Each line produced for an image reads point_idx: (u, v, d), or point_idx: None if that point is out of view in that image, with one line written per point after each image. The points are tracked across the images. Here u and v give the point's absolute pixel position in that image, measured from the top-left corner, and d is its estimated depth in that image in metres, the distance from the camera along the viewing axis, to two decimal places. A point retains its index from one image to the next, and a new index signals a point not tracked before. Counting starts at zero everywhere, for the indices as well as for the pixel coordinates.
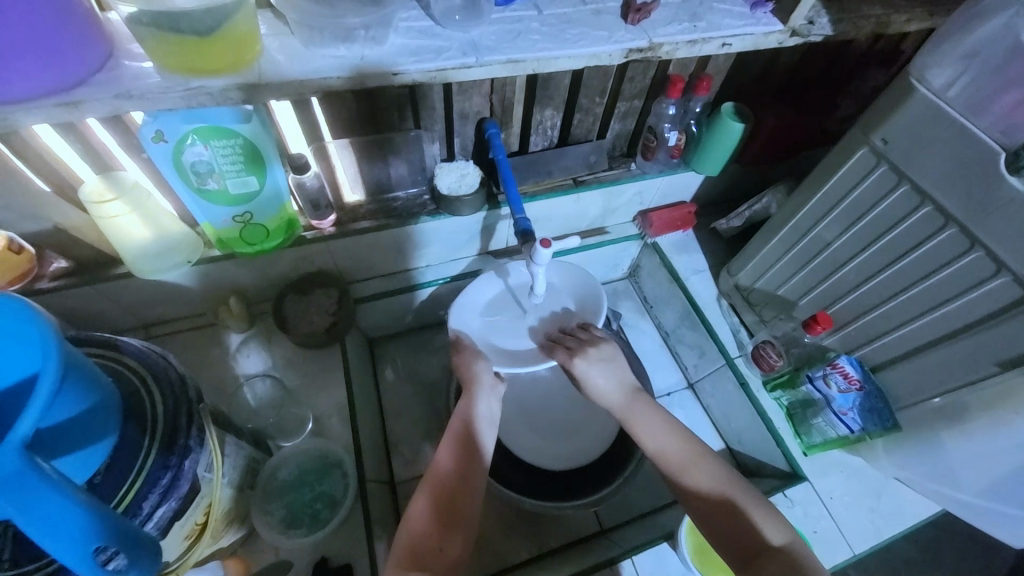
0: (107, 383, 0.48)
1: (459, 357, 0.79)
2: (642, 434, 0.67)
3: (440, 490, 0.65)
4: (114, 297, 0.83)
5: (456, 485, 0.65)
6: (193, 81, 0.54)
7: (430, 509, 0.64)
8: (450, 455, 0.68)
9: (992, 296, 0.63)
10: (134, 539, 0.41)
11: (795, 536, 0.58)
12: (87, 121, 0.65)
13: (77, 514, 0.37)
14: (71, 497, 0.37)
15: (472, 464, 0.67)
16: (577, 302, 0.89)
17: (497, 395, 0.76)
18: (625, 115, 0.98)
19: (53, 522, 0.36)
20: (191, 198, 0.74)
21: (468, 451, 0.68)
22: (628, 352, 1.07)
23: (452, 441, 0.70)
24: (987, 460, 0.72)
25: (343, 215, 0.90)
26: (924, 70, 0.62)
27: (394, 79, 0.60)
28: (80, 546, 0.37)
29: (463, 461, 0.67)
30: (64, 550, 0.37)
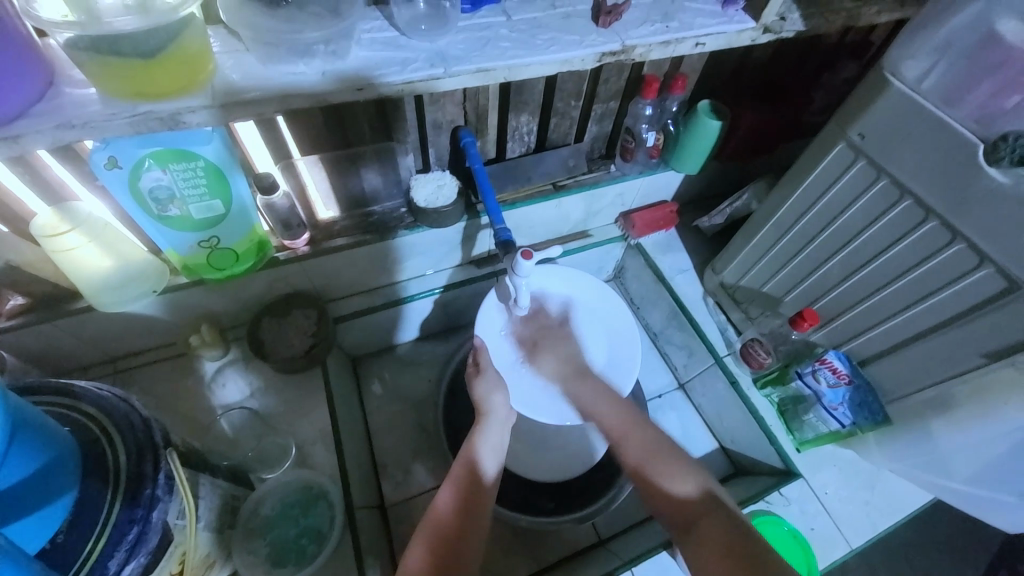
0: (63, 436, 0.45)
1: (480, 383, 0.77)
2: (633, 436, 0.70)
3: (440, 542, 0.63)
4: (77, 332, 0.78)
5: (458, 534, 0.64)
6: (139, 107, 0.51)
7: (427, 560, 0.61)
8: (450, 500, 0.67)
9: (974, 288, 0.63)
10: None
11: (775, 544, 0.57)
12: (36, 152, 0.61)
13: None
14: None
15: (475, 514, 0.66)
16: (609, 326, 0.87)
17: (506, 428, 0.76)
18: (602, 117, 0.97)
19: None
20: (152, 225, 0.70)
21: (469, 499, 0.67)
22: None
23: (456, 485, 0.68)
24: (977, 449, 0.72)
25: (317, 233, 0.87)
26: (898, 63, 0.62)
27: (360, 94, 0.58)
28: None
29: (464, 508, 0.66)
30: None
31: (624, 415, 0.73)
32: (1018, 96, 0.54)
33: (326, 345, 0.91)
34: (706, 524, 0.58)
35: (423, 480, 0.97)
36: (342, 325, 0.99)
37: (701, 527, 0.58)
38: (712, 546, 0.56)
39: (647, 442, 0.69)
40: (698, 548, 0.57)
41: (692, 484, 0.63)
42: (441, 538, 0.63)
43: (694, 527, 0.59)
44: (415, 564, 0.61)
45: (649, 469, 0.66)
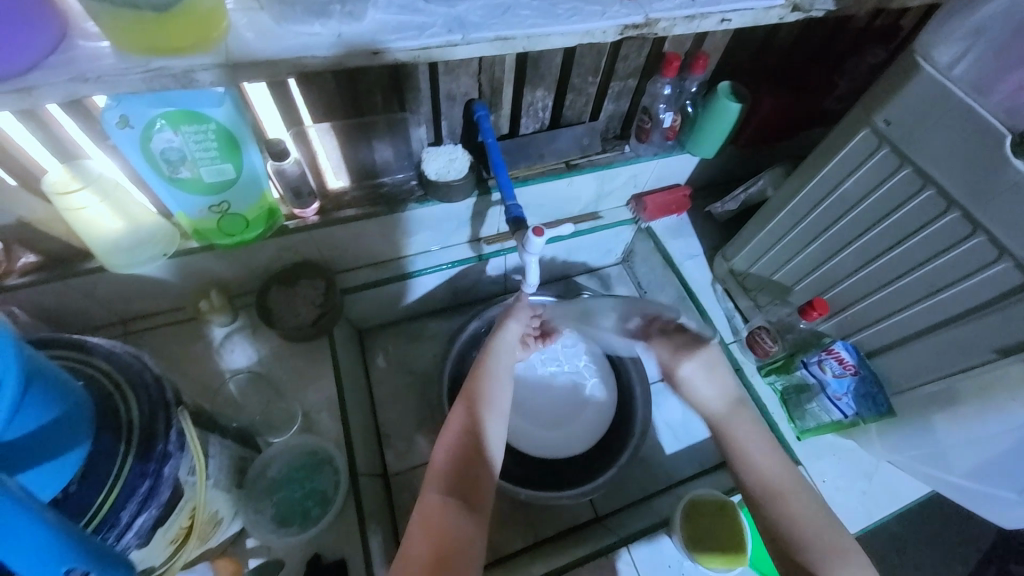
0: (77, 392, 0.45)
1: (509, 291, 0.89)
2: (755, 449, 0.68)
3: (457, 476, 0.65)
4: (88, 292, 0.79)
5: (466, 471, 0.66)
6: (152, 62, 0.50)
7: (443, 496, 0.63)
8: (449, 448, 0.68)
9: (989, 282, 0.62)
10: (101, 552, 0.39)
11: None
12: (45, 106, 0.61)
13: (44, 534, 0.35)
14: (42, 519, 0.35)
15: (478, 448, 0.68)
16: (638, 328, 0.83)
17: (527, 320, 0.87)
18: (619, 95, 0.95)
19: (19, 545, 0.34)
20: (164, 187, 0.70)
21: (475, 437, 0.68)
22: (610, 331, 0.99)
23: (461, 422, 0.70)
24: (980, 445, 0.72)
25: (326, 203, 0.87)
26: (929, 47, 0.60)
27: (376, 59, 0.56)
28: (52, 565, 0.35)
29: (466, 451, 0.67)
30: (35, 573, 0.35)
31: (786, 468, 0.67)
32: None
33: (333, 316, 0.91)
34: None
35: (425, 451, 0.99)
36: (350, 297, 0.99)
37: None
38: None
39: (814, 517, 0.63)
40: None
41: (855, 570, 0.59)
42: (451, 477, 0.65)
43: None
44: (432, 498, 0.63)
45: (806, 533, 0.62)
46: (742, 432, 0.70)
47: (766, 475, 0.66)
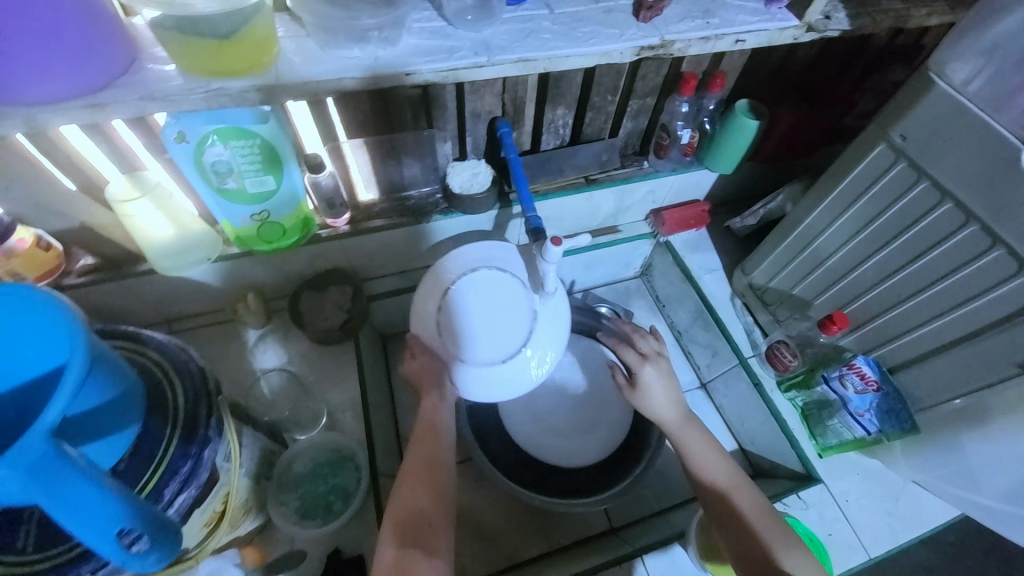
0: (131, 377, 0.50)
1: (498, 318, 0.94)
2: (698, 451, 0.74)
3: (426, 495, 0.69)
4: (137, 293, 0.85)
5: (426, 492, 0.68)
6: (211, 83, 0.56)
7: (397, 547, 0.62)
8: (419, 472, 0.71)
9: (1012, 295, 0.61)
10: (155, 522, 0.43)
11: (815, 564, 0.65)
12: (112, 122, 0.67)
13: (103, 499, 0.38)
14: (100, 484, 0.39)
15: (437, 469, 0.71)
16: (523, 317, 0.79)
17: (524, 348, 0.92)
18: (637, 113, 0.98)
19: (81, 506, 0.37)
20: (212, 196, 0.76)
21: (435, 469, 0.71)
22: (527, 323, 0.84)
23: (421, 454, 0.73)
24: (1013, 467, 0.70)
25: (357, 213, 0.92)
26: (944, 64, 0.61)
27: (407, 79, 0.61)
28: (107, 527, 0.39)
29: (425, 478, 0.70)
30: (91, 533, 0.38)
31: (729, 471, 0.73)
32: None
33: (359, 321, 0.95)
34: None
35: None
36: (375, 304, 1.03)
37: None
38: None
39: (757, 513, 0.68)
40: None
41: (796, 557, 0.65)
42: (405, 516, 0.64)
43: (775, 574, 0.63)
44: (387, 553, 0.61)
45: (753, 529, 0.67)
46: (691, 438, 0.75)
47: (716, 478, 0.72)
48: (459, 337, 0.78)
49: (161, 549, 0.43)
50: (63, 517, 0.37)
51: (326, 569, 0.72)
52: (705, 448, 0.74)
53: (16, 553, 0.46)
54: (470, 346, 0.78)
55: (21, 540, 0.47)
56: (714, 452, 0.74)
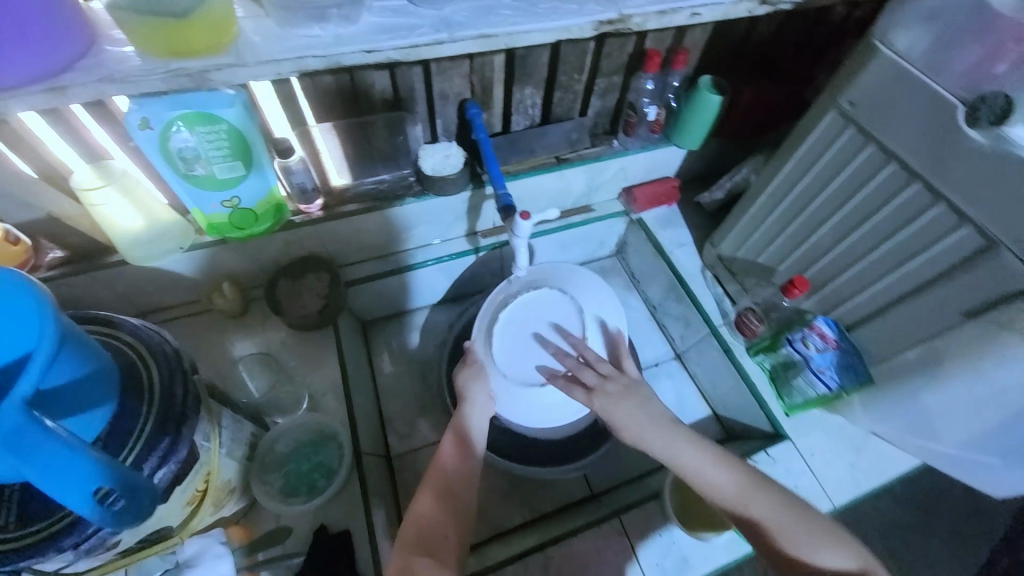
0: (104, 357, 0.50)
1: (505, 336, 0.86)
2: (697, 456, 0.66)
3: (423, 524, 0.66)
4: (110, 285, 0.85)
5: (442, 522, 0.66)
6: (171, 64, 0.56)
7: (409, 558, 0.62)
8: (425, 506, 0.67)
9: (954, 248, 0.65)
10: (134, 488, 0.45)
11: (850, 549, 0.60)
12: (69, 106, 0.66)
13: (81, 461, 0.40)
14: (77, 448, 0.40)
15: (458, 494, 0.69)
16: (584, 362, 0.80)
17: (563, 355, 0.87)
18: (605, 92, 1.00)
19: (57, 467, 0.39)
20: (180, 183, 0.76)
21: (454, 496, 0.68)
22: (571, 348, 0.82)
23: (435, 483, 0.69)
24: (965, 413, 0.75)
25: (330, 199, 0.93)
26: (886, 31, 0.64)
27: (369, 57, 0.62)
28: (82, 486, 0.40)
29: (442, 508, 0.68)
30: (70, 492, 0.40)
31: (745, 479, 0.64)
32: (1004, 61, 0.56)
33: (337, 307, 0.96)
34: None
35: (427, 435, 1.04)
36: (355, 290, 1.04)
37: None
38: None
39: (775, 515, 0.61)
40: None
41: (834, 552, 0.60)
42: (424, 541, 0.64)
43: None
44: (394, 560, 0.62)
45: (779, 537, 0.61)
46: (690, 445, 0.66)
47: (725, 483, 0.64)
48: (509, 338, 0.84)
49: (136, 502, 0.45)
50: (39, 477, 0.38)
51: (312, 544, 0.74)
52: (710, 456, 0.66)
53: None
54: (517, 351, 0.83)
55: (0, 520, 0.47)
56: (721, 458, 0.66)
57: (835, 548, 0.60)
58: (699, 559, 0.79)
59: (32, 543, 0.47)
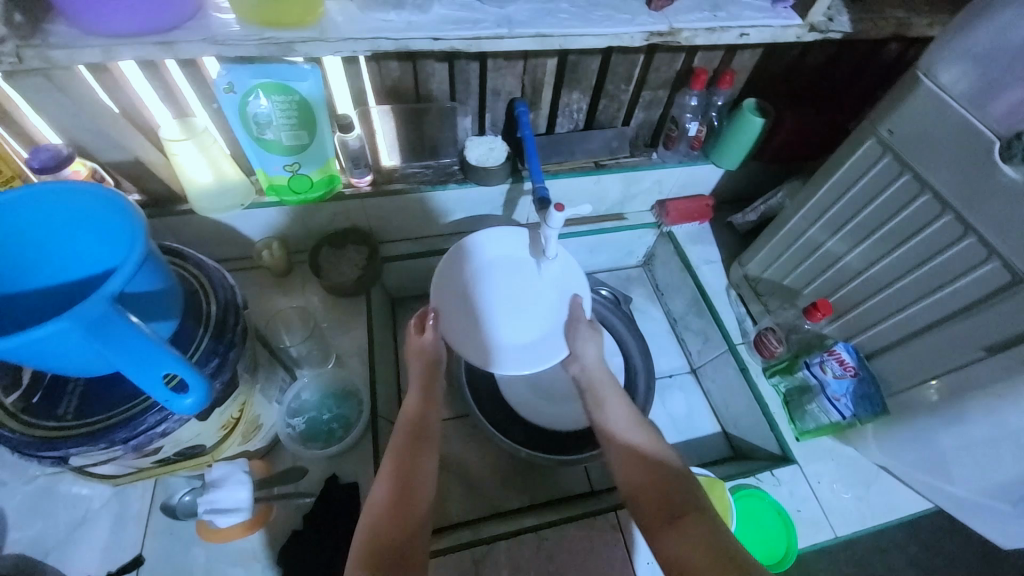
0: (173, 279, 0.57)
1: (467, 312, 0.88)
2: (611, 408, 0.78)
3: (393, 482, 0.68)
4: (174, 231, 0.94)
5: (407, 489, 0.67)
6: (265, 32, 0.64)
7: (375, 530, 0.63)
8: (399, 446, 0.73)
9: (982, 281, 0.65)
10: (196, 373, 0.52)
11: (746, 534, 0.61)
12: (163, 60, 0.74)
13: (151, 346, 0.47)
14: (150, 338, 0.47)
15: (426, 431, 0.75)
16: (518, 315, 0.88)
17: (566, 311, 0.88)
18: (649, 105, 1.03)
19: (141, 354, 0.47)
20: (251, 145, 0.84)
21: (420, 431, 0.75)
22: (523, 304, 0.88)
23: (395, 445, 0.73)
24: (984, 457, 0.73)
25: (379, 176, 0.99)
26: (931, 64, 0.65)
27: (434, 44, 0.68)
28: (159, 373, 0.48)
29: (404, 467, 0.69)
30: (144, 375, 0.48)
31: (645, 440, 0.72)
32: None
33: (372, 280, 1.02)
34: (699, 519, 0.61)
35: None
36: (390, 265, 1.10)
37: (694, 518, 0.61)
38: (694, 539, 0.58)
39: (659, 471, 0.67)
40: (681, 548, 0.58)
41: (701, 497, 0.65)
42: (376, 539, 0.61)
43: (680, 518, 0.62)
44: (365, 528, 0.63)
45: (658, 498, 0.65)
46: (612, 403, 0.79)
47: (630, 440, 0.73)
48: (516, 283, 0.89)
49: None
50: (127, 362, 0.47)
51: (322, 489, 0.79)
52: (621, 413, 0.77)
53: (58, 419, 0.54)
54: (507, 287, 0.89)
55: (63, 408, 0.55)
56: (631, 427, 0.75)
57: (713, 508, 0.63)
58: None
59: (85, 432, 0.53)
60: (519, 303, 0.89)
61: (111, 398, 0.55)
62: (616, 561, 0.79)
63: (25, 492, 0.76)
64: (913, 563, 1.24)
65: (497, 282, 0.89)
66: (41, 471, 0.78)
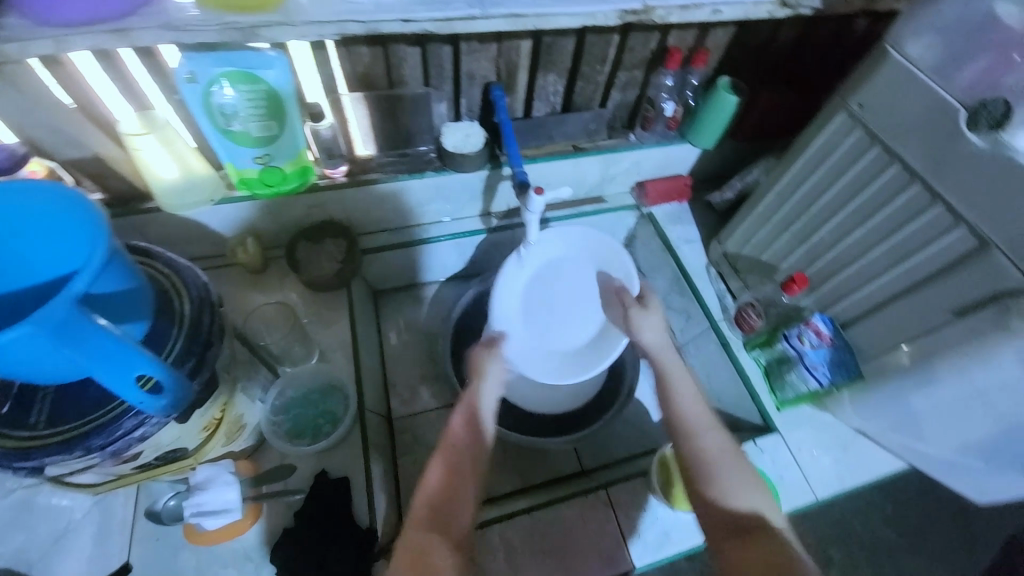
0: (142, 278, 0.55)
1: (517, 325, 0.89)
2: (677, 388, 0.73)
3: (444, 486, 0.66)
4: (142, 230, 0.90)
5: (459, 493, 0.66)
6: (225, 16, 0.61)
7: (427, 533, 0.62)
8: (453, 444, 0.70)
9: (949, 247, 0.67)
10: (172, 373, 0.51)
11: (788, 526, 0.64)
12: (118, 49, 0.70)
13: (122, 347, 0.45)
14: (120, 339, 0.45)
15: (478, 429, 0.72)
16: (570, 321, 0.97)
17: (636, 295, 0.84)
18: (625, 86, 1.03)
19: (112, 356, 0.45)
20: (217, 138, 0.80)
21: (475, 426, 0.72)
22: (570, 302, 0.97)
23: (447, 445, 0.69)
24: (953, 416, 0.76)
25: (354, 167, 0.97)
26: (899, 37, 0.66)
27: (405, 26, 0.66)
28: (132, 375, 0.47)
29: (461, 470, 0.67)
30: (117, 378, 0.46)
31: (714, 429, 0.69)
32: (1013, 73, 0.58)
33: (352, 272, 1.00)
34: (767, 540, 0.60)
35: (428, 401, 1.08)
36: (370, 258, 1.08)
37: (761, 537, 0.60)
38: (764, 560, 0.57)
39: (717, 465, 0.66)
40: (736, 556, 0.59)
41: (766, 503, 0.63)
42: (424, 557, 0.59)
43: (751, 532, 0.61)
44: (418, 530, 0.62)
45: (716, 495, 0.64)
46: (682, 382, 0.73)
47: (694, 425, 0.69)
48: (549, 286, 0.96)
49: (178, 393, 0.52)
50: (98, 365, 0.45)
51: (313, 485, 0.78)
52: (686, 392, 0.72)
53: (29, 428, 0.52)
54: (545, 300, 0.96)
55: (34, 417, 0.53)
56: (713, 425, 0.69)
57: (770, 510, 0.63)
58: (681, 535, 0.83)
59: (59, 441, 0.51)
60: (565, 306, 0.97)
61: (85, 404, 0.53)
62: (609, 537, 0.80)
63: (3, 506, 0.74)
64: (888, 521, 1.31)
65: (532, 297, 0.95)
66: (18, 484, 0.75)
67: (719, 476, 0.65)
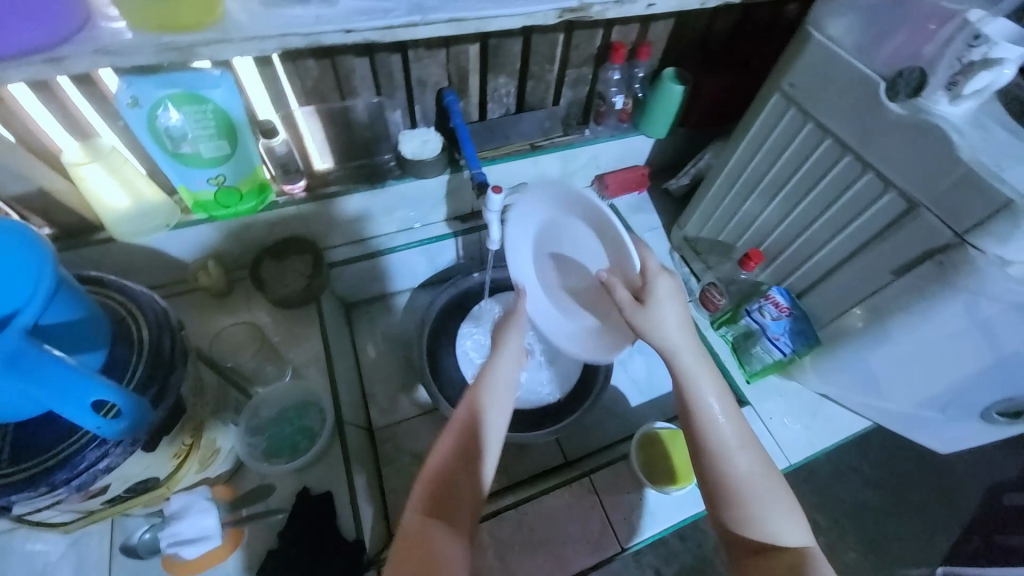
0: (95, 308, 0.54)
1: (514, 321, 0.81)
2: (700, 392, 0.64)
3: (436, 500, 0.60)
4: (97, 262, 0.88)
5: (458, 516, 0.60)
6: (163, 37, 0.60)
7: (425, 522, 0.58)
8: (448, 450, 0.64)
9: (883, 212, 0.71)
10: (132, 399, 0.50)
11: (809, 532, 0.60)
12: (55, 78, 0.69)
13: (76, 376, 0.45)
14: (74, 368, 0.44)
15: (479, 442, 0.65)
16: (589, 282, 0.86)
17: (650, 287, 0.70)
18: (575, 82, 1.06)
19: (66, 387, 0.44)
20: (167, 161, 0.79)
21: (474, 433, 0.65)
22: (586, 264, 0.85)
23: (450, 444, 0.64)
24: (905, 371, 0.81)
25: (313, 181, 0.97)
26: (819, 19, 0.70)
27: (348, 37, 0.67)
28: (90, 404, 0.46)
29: (461, 464, 0.63)
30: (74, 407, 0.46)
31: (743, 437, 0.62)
32: (932, 43, 0.64)
33: (320, 286, 0.99)
34: (787, 557, 0.56)
35: (409, 409, 1.07)
36: (338, 271, 1.07)
37: (781, 553, 0.57)
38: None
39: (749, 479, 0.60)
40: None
41: (794, 521, 0.59)
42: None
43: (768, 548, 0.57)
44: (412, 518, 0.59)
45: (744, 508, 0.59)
46: (710, 388, 0.64)
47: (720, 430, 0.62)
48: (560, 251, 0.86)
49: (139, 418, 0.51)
50: (53, 397, 0.44)
51: (295, 503, 0.77)
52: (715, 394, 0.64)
53: None
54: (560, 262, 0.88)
55: None
56: (747, 441, 0.62)
57: (793, 520, 0.59)
58: (664, 513, 0.85)
59: (19, 479, 0.50)
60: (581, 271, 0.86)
61: (45, 441, 0.52)
62: (595, 523, 0.82)
63: None
64: (865, 481, 1.36)
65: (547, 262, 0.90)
66: None
67: (747, 494, 0.59)
